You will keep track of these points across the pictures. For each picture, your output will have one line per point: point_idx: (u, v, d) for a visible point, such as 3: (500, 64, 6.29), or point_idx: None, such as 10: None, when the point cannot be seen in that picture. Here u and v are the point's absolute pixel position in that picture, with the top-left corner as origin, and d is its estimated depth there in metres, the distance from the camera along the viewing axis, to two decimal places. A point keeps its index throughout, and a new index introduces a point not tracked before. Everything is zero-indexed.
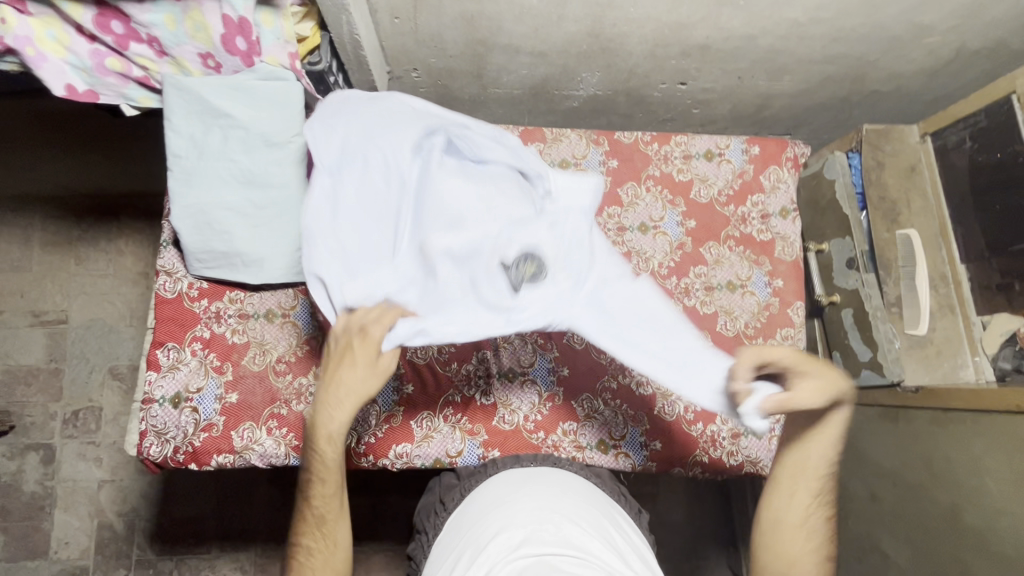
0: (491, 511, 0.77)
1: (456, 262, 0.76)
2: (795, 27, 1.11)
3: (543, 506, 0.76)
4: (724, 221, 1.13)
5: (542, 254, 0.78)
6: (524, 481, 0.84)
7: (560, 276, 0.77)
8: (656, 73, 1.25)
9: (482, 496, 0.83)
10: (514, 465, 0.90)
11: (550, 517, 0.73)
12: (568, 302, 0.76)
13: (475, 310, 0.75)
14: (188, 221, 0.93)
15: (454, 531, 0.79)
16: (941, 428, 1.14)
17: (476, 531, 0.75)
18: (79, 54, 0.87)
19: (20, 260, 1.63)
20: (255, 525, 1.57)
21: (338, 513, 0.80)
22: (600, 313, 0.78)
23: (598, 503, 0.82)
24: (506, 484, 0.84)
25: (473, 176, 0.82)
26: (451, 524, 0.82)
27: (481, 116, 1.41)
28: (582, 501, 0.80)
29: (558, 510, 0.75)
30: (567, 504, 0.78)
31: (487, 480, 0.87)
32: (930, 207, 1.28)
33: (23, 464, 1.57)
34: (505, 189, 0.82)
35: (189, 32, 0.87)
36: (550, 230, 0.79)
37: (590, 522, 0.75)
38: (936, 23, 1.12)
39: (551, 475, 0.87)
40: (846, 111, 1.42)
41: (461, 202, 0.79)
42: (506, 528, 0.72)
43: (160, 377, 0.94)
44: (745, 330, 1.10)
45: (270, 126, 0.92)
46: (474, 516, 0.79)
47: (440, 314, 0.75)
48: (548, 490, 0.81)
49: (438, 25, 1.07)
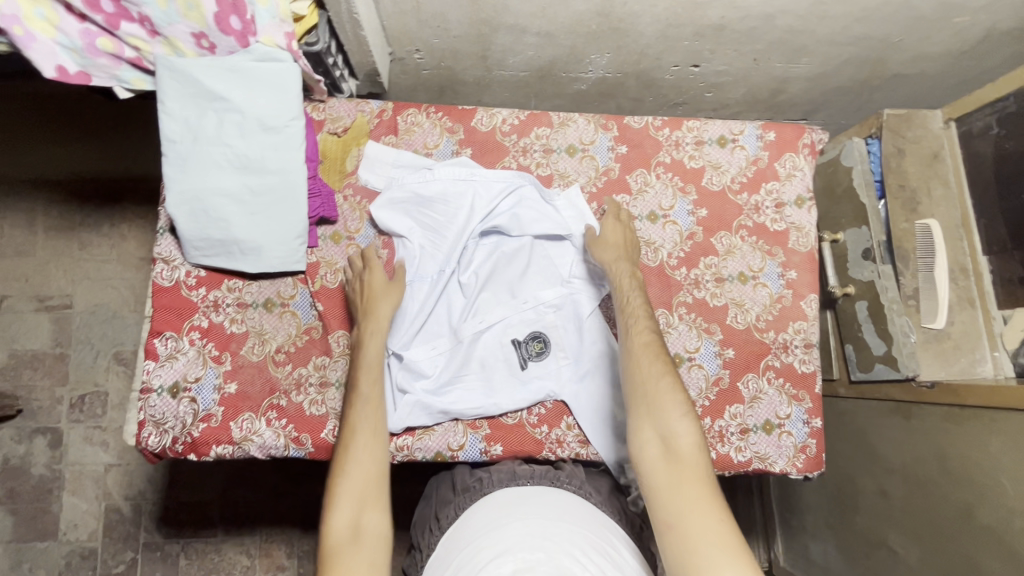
0: (485, 535, 0.75)
1: (485, 339, 1.01)
2: (816, 6, 1.06)
3: (537, 532, 0.73)
4: (737, 209, 1.09)
5: (546, 334, 1.02)
6: (517, 504, 0.81)
7: (559, 355, 1.01)
8: (667, 54, 1.20)
9: (475, 519, 0.81)
10: (509, 482, 0.89)
11: (543, 545, 0.71)
12: (561, 378, 1.00)
13: (493, 386, 0.99)
14: (183, 208, 0.90)
15: (448, 554, 0.78)
16: (954, 425, 1.11)
17: (470, 554, 0.73)
18: (69, 33, 0.83)
19: (24, 244, 1.62)
20: (260, 510, 1.58)
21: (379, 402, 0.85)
22: (588, 386, 1.00)
23: (595, 526, 0.79)
24: (499, 506, 0.82)
25: (506, 262, 1.05)
26: (443, 545, 0.81)
27: (486, 99, 1.37)
28: (577, 525, 0.78)
29: (552, 536, 0.73)
30: (561, 528, 0.75)
31: (481, 500, 0.86)
32: (952, 196, 1.23)
33: (31, 447, 1.57)
34: (513, 278, 1.04)
35: (181, 11, 0.82)
36: (551, 312, 1.03)
37: (586, 548, 0.72)
38: (966, 2, 1.06)
39: (548, 496, 0.84)
40: (866, 95, 1.36)
41: (493, 289, 1.03)
42: (498, 554, 0.70)
43: (158, 367, 0.93)
44: (756, 323, 1.06)
45: (266, 110, 0.90)
46: (467, 540, 0.77)
47: (452, 396, 0.97)
48: (542, 514, 0.78)
49: (440, 3, 1.02)
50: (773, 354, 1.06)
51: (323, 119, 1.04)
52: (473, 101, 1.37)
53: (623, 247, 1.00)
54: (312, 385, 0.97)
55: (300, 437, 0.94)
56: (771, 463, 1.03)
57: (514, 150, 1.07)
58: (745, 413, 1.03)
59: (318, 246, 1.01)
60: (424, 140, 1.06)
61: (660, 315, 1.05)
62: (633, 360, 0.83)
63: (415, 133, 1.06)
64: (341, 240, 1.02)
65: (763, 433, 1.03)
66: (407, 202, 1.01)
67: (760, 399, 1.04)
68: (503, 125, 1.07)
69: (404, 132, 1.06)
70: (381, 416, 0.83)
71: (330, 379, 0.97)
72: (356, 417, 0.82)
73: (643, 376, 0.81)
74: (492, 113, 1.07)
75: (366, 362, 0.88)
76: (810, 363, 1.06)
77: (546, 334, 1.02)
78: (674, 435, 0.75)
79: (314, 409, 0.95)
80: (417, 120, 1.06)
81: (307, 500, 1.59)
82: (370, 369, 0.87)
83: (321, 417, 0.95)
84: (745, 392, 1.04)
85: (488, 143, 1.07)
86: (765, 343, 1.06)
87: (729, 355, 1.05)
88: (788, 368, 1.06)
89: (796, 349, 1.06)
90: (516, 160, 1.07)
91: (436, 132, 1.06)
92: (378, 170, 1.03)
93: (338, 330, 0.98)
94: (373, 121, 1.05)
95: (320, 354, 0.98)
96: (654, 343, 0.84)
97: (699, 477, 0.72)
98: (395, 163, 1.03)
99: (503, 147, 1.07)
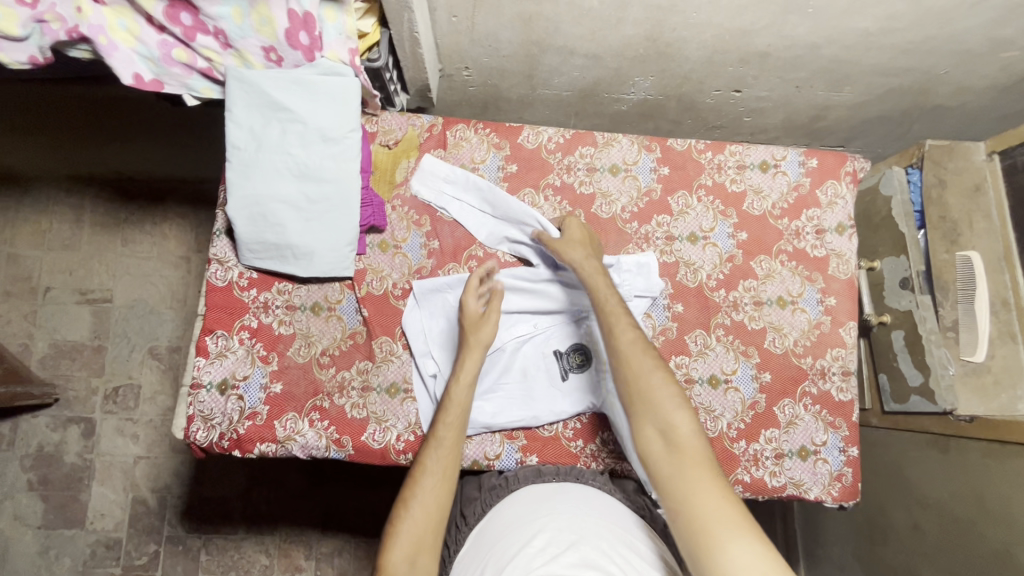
0: (511, 531, 0.76)
1: (524, 350, 1.03)
2: (864, 37, 1.07)
3: (564, 526, 0.74)
4: (778, 234, 1.10)
5: (587, 346, 1.03)
6: (544, 500, 0.82)
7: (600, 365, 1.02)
8: (711, 79, 1.22)
9: (504, 514, 0.82)
10: (535, 479, 0.90)
11: (571, 538, 0.71)
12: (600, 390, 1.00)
13: (530, 397, 1.00)
14: (243, 212, 0.94)
15: (475, 549, 0.78)
16: (996, 462, 1.09)
17: (500, 549, 0.74)
18: (147, 43, 0.88)
19: (72, 238, 1.69)
20: (281, 510, 1.60)
21: (455, 445, 0.85)
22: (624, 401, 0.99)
23: (621, 523, 0.80)
24: (527, 503, 0.82)
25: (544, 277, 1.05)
26: (472, 540, 0.82)
27: (527, 116, 1.40)
28: (603, 521, 0.78)
29: (579, 530, 0.74)
30: (589, 525, 0.75)
31: (507, 498, 0.86)
32: (994, 229, 1.20)
33: (66, 436, 1.62)
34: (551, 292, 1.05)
35: (255, 25, 0.87)
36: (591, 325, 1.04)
37: (612, 542, 0.73)
38: (1016, 37, 1.07)
39: (573, 494, 0.85)
40: (906, 124, 1.36)
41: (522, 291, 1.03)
42: (526, 546, 0.70)
43: (208, 364, 0.96)
44: (793, 348, 1.06)
45: (327, 122, 0.94)
46: (495, 536, 0.77)
47: (486, 406, 0.99)
48: (569, 510, 0.79)
49: (495, 24, 1.05)
50: (810, 380, 1.06)
51: (375, 131, 1.07)
52: (514, 118, 1.40)
53: (585, 245, 0.99)
54: (354, 388, 0.99)
55: (341, 438, 0.96)
56: (806, 489, 1.02)
57: (559, 168, 1.09)
58: (780, 438, 1.03)
59: (366, 253, 1.04)
60: (471, 155, 1.09)
61: (697, 336, 1.05)
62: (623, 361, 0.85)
63: (463, 148, 1.08)
64: (388, 248, 1.04)
65: (798, 459, 1.02)
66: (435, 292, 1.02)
67: (796, 424, 1.03)
68: (549, 144, 1.10)
69: (452, 146, 1.09)
70: (454, 462, 0.84)
71: (372, 383, 0.99)
72: (427, 458, 0.83)
73: (635, 375, 0.83)
74: (538, 131, 1.10)
75: (451, 402, 0.90)
76: (847, 392, 1.06)
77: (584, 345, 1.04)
78: (672, 427, 0.78)
79: (356, 412, 0.97)
80: (465, 136, 1.09)
81: (329, 503, 1.60)
82: (456, 409, 0.89)
83: (362, 421, 0.97)
84: (780, 416, 1.04)
85: (534, 160, 1.09)
86: (802, 368, 1.06)
87: (766, 380, 1.05)
88: (825, 395, 1.05)
89: (833, 376, 1.06)
90: (561, 177, 1.09)
91: (484, 147, 1.09)
92: (430, 184, 1.06)
93: (382, 335, 1.01)
94: (423, 135, 1.09)
95: (363, 359, 1.00)
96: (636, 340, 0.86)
97: (699, 459, 0.74)
98: (451, 179, 1.06)
99: (548, 165, 1.09)
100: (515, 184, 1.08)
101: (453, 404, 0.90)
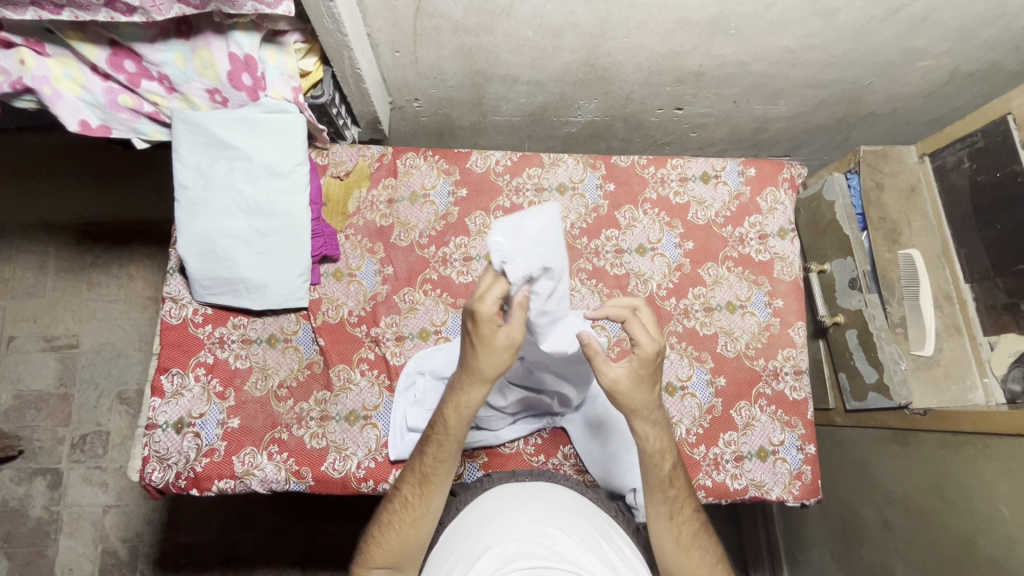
0: (486, 524, 0.76)
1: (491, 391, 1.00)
2: (788, 54, 1.13)
3: (538, 518, 0.75)
4: (722, 242, 1.14)
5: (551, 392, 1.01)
6: (517, 495, 0.82)
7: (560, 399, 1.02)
8: (652, 99, 1.28)
9: (479, 509, 0.81)
10: (508, 479, 0.88)
11: (546, 530, 0.72)
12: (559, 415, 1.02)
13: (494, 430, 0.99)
14: (194, 249, 0.96)
15: (448, 545, 0.77)
16: (952, 452, 1.09)
17: (471, 543, 0.73)
18: (93, 91, 0.91)
19: (36, 285, 1.67)
20: (256, 552, 1.54)
21: (442, 476, 0.76)
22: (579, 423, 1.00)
23: (592, 518, 0.81)
24: (500, 497, 0.82)
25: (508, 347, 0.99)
26: (445, 537, 0.80)
27: (483, 142, 1.44)
28: (575, 516, 0.79)
29: (554, 523, 0.74)
30: (561, 518, 0.76)
31: (482, 495, 0.85)
32: (931, 227, 1.26)
33: (31, 488, 1.57)
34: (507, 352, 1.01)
35: (197, 70, 0.91)
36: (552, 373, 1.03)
37: (584, 537, 0.74)
38: (928, 47, 1.13)
39: (546, 490, 0.84)
40: (844, 132, 1.42)
41: None
42: (499, 542, 0.70)
43: (163, 404, 0.96)
44: (745, 352, 1.09)
45: (273, 157, 0.96)
46: (467, 529, 0.77)
47: None
48: (542, 505, 0.79)
49: (437, 57, 1.09)
50: (764, 381, 1.08)
51: (326, 163, 1.10)
52: (470, 144, 1.45)
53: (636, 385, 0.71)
54: (313, 419, 0.99)
55: (301, 470, 0.95)
56: (768, 490, 1.03)
57: (508, 189, 1.12)
58: (739, 440, 1.05)
59: (321, 283, 1.05)
60: (421, 181, 1.12)
61: None
62: (673, 527, 0.77)
63: (413, 175, 1.11)
64: (343, 276, 1.06)
65: (758, 459, 1.04)
66: (408, 323, 1.04)
67: (753, 425, 1.05)
68: (497, 166, 1.13)
69: (402, 174, 1.12)
70: (440, 492, 0.76)
71: (331, 412, 0.99)
72: (411, 484, 0.76)
73: (679, 542, 0.77)
74: (486, 155, 1.13)
75: (442, 428, 0.73)
76: (800, 390, 1.08)
77: (566, 395, 0.96)
78: None
79: (315, 442, 0.97)
80: (415, 163, 1.12)
81: (307, 539, 1.56)
82: (445, 437, 0.73)
83: (322, 451, 0.97)
84: (738, 419, 1.06)
85: (483, 182, 1.12)
86: (756, 370, 1.08)
87: (721, 383, 1.07)
88: (779, 395, 1.08)
89: (786, 376, 1.09)
90: (510, 199, 1.12)
91: (434, 173, 1.12)
92: (530, 256, 0.67)
93: (339, 364, 1.01)
94: (374, 164, 1.12)
95: (321, 388, 1.01)
96: (688, 507, 0.78)
97: None
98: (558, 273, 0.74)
99: (497, 186, 1.12)
100: (467, 208, 1.11)
101: (442, 434, 0.73)
